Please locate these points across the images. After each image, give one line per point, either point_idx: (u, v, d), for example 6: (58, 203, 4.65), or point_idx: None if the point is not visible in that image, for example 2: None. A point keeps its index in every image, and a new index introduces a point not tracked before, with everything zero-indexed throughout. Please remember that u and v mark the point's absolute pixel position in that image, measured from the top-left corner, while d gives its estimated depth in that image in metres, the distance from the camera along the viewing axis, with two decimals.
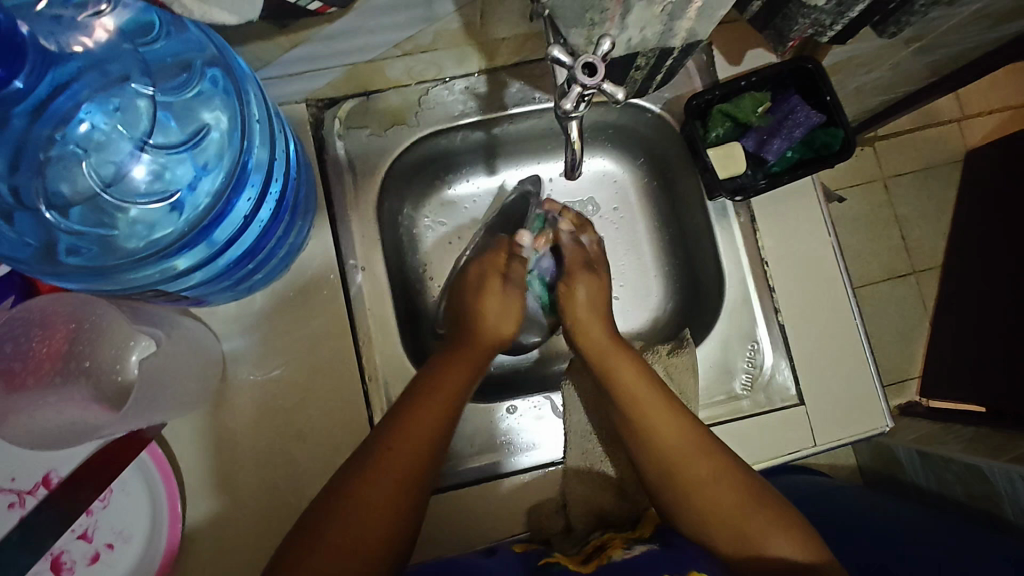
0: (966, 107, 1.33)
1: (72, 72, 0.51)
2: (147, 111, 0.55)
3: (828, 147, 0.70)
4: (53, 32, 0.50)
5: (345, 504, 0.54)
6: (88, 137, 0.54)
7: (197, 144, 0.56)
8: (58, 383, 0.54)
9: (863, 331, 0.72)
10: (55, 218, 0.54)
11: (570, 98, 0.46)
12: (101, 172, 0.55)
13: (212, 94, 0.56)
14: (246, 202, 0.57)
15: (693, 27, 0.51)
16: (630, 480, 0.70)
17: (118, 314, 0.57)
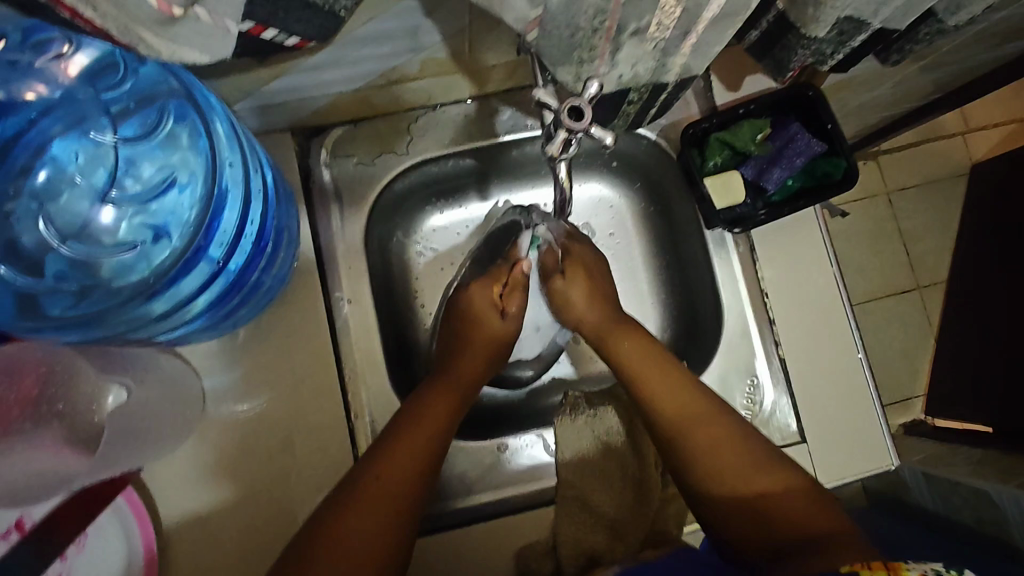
0: (971, 121, 1.30)
1: (32, 116, 0.51)
2: (110, 156, 0.56)
3: (830, 177, 0.68)
4: (7, 80, 0.47)
5: (341, 516, 0.52)
6: (48, 185, 0.54)
7: (166, 184, 0.56)
8: (27, 429, 0.52)
9: (867, 365, 0.69)
10: (7, 272, 0.52)
11: (556, 143, 0.45)
12: (62, 223, 0.55)
13: (178, 132, 0.56)
14: (221, 244, 0.56)
15: (688, 62, 0.49)
16: (624, 520, 0.67)
17: (84, 364, 0.56)
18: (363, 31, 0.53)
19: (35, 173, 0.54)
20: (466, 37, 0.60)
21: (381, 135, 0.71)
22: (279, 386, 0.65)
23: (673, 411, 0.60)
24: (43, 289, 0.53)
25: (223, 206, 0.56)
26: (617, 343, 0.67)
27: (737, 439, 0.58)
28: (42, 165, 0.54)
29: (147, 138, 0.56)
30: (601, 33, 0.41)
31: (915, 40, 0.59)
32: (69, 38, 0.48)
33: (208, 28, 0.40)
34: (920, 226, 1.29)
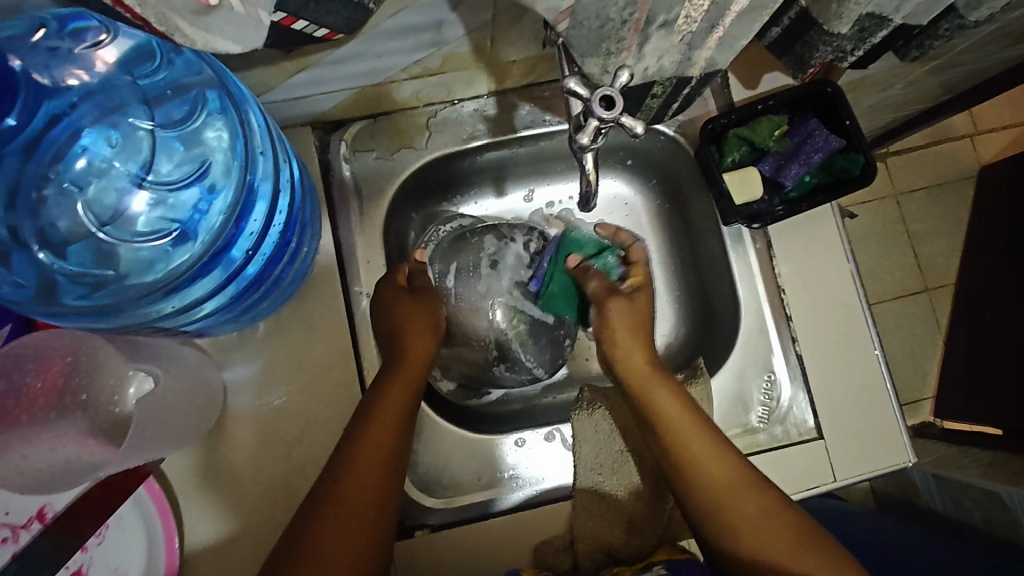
0: (979, 123, 1.30)
1: (70, 102, 0.51)
2: (147, 144, 0.55)
3: (848, 173, 0.68)
4: (48, 65, 0.48)
5: (313, 530, 0.52)
6: (84, 172, 0.54)
7: (196, 178, 0.56)
8: (52, 418, 0.53)
9: (884, 362, 0.70)
10: (48, 258, 0.53)
11: (586, 132, 0.44)
12: (96, 212, 0.55)
13: (210, 122, 0.55)
14: (250, 235, 0.57)
15: (713, 56, 0.49)
16: (641, 514, 0.67)
17: (113, 350, 0.56)
18: (389, 24, 0.53)
19: (70, 160, 0.53)
20: (488, 33, 0.60)
21: (401, 130, 0.71)
22: (299, 380, 0.65)
23: (690, 436, 0.60)
24: (69, 275, 0.54)
25: (250, 200, 0.56)
26: (648, 383, 0.64)
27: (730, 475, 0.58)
28: (74, 155, 0.53)
29: (175, 128, 0.55)
30: (630, 25, 0.42)
31: (934, 37, 0.59)
32: (107, 26, 0.48)
33: (242, 18, 0.41)
34: (929, 227, 1.29)
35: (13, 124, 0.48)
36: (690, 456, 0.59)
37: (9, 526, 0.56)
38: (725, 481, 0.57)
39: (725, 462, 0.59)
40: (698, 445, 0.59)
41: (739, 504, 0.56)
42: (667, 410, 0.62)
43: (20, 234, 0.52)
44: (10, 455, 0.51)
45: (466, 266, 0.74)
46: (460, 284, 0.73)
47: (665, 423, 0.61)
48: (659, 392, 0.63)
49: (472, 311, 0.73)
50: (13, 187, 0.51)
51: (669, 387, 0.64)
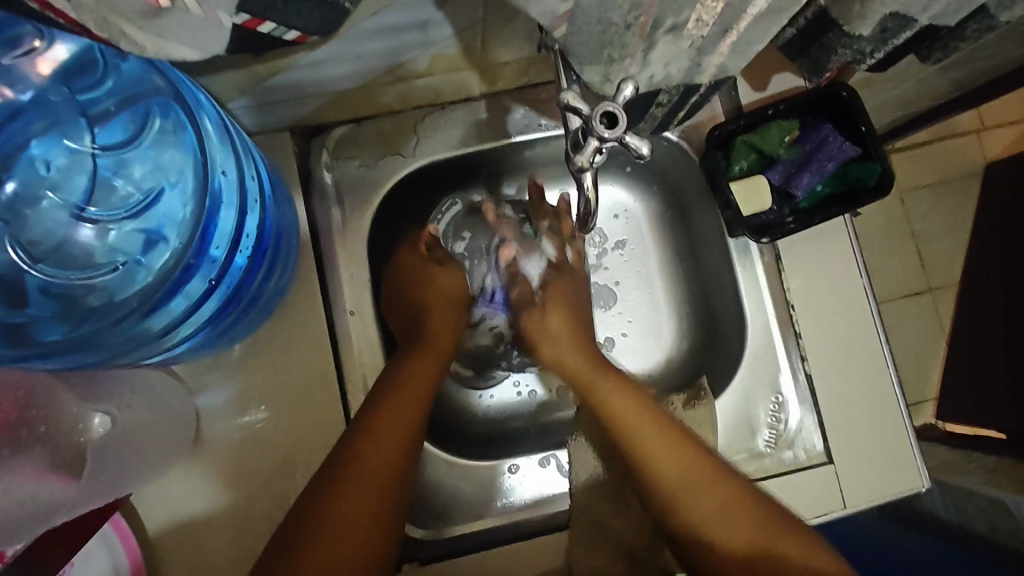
0: (987, 119, 1.26)
1: (3, 116, 0.47)
2: (90, 168, 0.52)
3: (863, 182, 0.64)
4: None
5: (323, 502, 0.49)
6: (18, 199, 0.50)
7: (148, 202, 0.53)
8: (6, 456, 0.47)
9: (897, 381, 0.66)
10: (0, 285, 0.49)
11: (586, 152, 0.41)
12: (36, 245, 0.51)
13: (164, 136, 0.52)
14: (217, 253, 0.52)
15: (725, 62, 0.45)
16: (642, 545, 0.63)
17: (65, 392, 0.52)
18: (369, 23, 0.49)
19: (3, 185, 0.50)
20: (478, 32, 0.56)
21: (386, 133, 0.67)
22: (279, 405, 0.61)
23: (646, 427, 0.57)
24: (22, 318, 0.49)
25: (215, 216, 0.52)
26: (598, 382, 0.61)
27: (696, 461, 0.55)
28: (14, 175, 0.50)
29: (126, 146, 0.52)
30: (634, 31, 0.37)
31: (961, 37, 0.54)
32: (39, 31, 0.44)
33: (198, 22, 0.36)
34: (937, 227, 1.25)
35: None
36: (650, 463, 0.56)
37: None
38: (688, 482, 0.54)
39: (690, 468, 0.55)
40: (661, 452, 0.56)
41: (694, 491, 0.54)
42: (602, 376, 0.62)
43: None
44: None
45: (482, 246, 0.75)
46: (473, 262, 0.75)
47: (646, 451, 0.56)
48: (609, 389, 0.61)
49: (487, 291, 0.74)
50: None
51: (621, 384, 0.61)
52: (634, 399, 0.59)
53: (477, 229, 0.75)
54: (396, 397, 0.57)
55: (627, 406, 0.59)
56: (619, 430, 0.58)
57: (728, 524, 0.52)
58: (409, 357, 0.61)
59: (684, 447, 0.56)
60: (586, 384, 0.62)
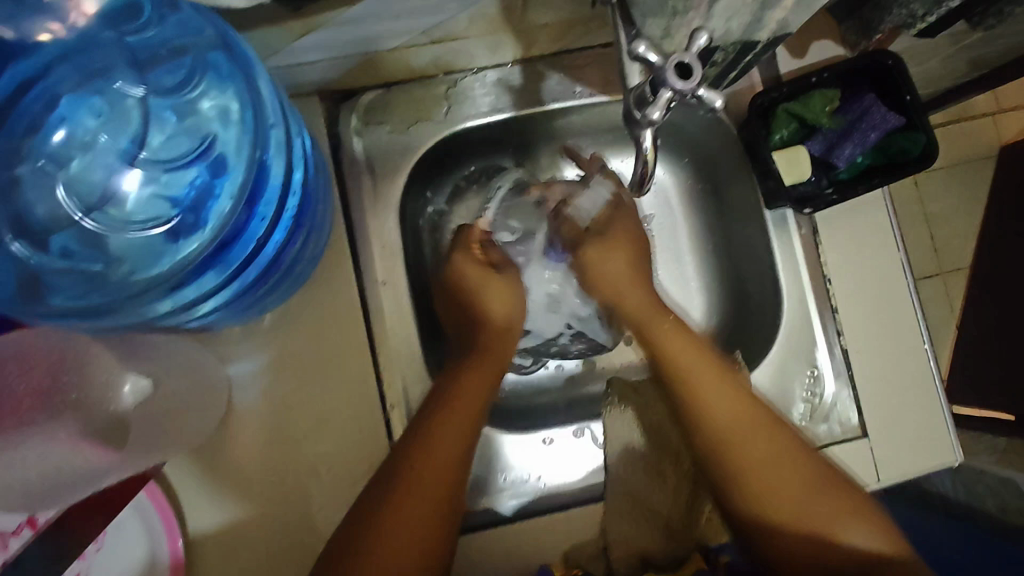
0: (1005, 101, 1.24)
1: (47, 61, 0.45)
2: (136, 115, 0.48)
3: (906, 154, 0.63)
4: (15, 16, 0.43)
5: (383, 509, 0.51)
6: (64, 146, 0.48)
7: (193, 157, 0.48)
8: (41, 420, 0.47)
9: (932, 356, 0.65)
10: (38, 241, 0.47)
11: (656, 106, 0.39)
12: (83, 193, 0.48)
13: (211, 92, 0.48)
14: (268, 211, 0.49)
15: (787, 17, 0.43)
16: (678, 516, 0.62)
17: (105, 349, 0.51)
18: None
19: (52, 131, 0.47)
20: None
21: (417, 100, 0.65)
22: (312, 376, 0.60)
23: (710, 398, 0.59)
24: (55, 276, 0.47)
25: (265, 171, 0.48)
26: (701, 387, 0.59)
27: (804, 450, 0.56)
28: (60, 117, 0.47)
29: (171, 94, 0.49)
30: None
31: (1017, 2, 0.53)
32: None
33: None
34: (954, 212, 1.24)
35: None
36: (746, 456, 0.56)
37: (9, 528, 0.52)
38: (795, 488, 0.55)
39: (791, 478, 0.55)
40: (758, 447, 0.56)
41: (780, 480, 0.55)
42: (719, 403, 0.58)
43: None
44: None
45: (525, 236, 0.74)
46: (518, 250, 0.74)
47: (714, 428, 0.58)
48: (707, 380, 0.59)
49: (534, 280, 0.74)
50: None
51: (679, 328, 0.64)
52: (770, 422, 0.57)
53: (515, 216, 0.74)
54: (455, 408, 0.56)
55: (713, 377, 0.59)
56: (712, 450, 0.58)
57: (815, 495, 0.54)
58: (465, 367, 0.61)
59: (774, 425, 0.57)
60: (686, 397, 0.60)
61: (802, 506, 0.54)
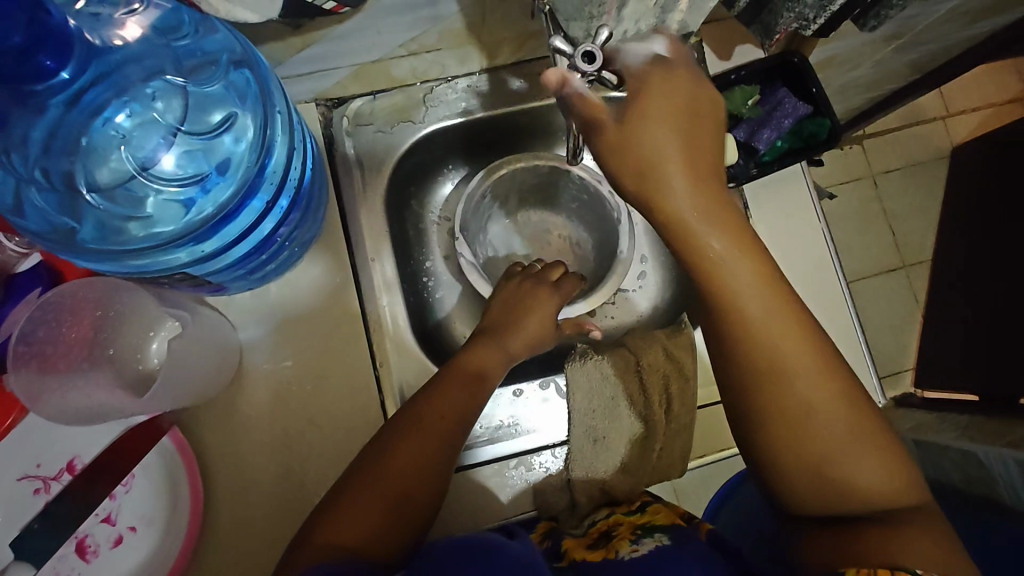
0: (950, 106, 1.36)
1: (114, 61, 0.53)
2: (180, 105, 0.56)
3: (816, 136, 0.75)
4: (93, 27, 0.51)
5: (355, 488, 0.57)
6: (125, 126, 0.56)
7: (217, 140, 0.57)
8: (85, 368, 0.58)
9: (854, 312, 0.75)
10: (91, 199, 0.55)
11: (569, 83, 0.49)
12: (136, 158, 0.56)
13: (237, 93, 0.56)
14: (269, 190, 0.57)
15: (684, 18, 0.57)
16: (632, 458, 0.71)
17: (141, 296, 0.59)
18: None
19: (114, 112, 0.55)
20: None
21: (400, 105, 0.75)
22: (310, 340, 0.70)
23: (762, 331, 0.53)
24: (98, 229, 0.55)
25: (269, 156, 0.57)
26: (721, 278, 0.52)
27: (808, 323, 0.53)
28: (126, 104, 0.55)
29: (205, 92, 0.57)
30: None
31: (888, 6, 0.65)
32: None
33: None
34: (908, 207, 1.34)
35: (68, 77, 0.47)
36: (776, 390, 0.52)
37: (41, 478, 0.61)
38: (831, 422, 0.51)
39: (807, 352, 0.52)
40: (785, 339, 0.52)
41: (786, 346, 0.52)
42: (742, 289, 0.52)
43: (50, 176, 0.54)
44: (46, 397, 0.54)
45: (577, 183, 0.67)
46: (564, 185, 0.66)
47: (754, 339, 0.53)
48: (731, 240, 0.52)
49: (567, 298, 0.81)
50: (53, 129, 0.53)
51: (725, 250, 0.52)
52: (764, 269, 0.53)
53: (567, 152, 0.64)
54: (436, 403, 0.62)
55: (760, 291, 0.53)
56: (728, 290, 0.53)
57: (849, 441, 0.51)
58: (451, 372, 0.66)
59: (768, 276, 0.53)
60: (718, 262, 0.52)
61: (831, 441, 0.51)
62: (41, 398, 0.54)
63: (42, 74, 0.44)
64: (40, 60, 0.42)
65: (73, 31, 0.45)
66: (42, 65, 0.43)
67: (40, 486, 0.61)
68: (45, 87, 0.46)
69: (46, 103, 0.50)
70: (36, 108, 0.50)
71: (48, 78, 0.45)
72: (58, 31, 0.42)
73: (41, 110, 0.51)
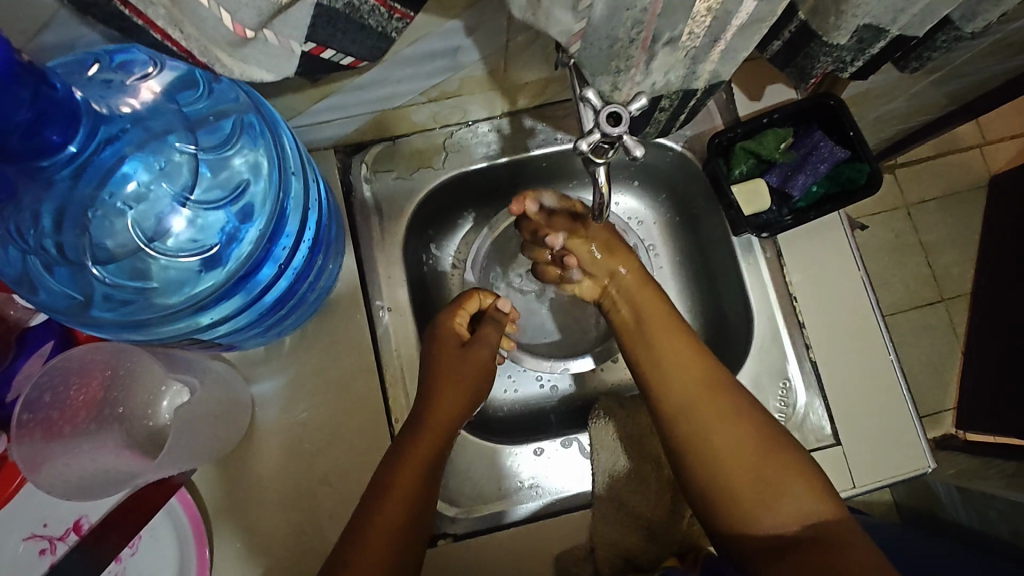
0: (988, 133, 1.30)
1: (121, 128, 0.50)
2: (188, 166, 0.54)
3: (855, 182, 0.70)
4: (103, 96, 0.49)
5: (379, 502, 0.58)
6: (133, 194, 0.53)
7: (236, 197, 0.56)
8: (93, 430, 0.57)
9: (898, 366, 0.71)
10: (98, 271, 0.53)
11: (587, 137, 0.49)
12: (144, 227, 0.54)
13: (250, 145, 0.56)
14: (294, 226, 0.58)
15: (717, 69, 0.52)
16: (659, 521, 0.67)
17: (151, 362, 0.59)
18: (410, 50, 0.56)
19: (123, 182, 0.52)
20: (502, 57, 0.62)
21: (418, 152, 0.74)
22: (326, 393, 0.67)
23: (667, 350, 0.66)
24: (113, 296, 0.53)
25: (287, 192, 0.57)
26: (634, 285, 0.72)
27: (710, 378, 0.63)
28: (130, 170, 0.52)
29: (216, 152, 0.55)
30: (638, 43, 0.44)
31: (933, 48, 0.61)
32: (153, 58, 0.50)
33: (275, 49, 0.42)
34: (944, 238, 1.28)
35: (75, 151, 0.46)
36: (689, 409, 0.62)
37: (47, 538, 0.58)
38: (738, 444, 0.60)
39: (739, 430, 0.60)
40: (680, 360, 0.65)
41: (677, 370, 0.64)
42: (689, 394, 0.63)
43: (65, 251, 0.51)
44: (52, 464, 0.53)
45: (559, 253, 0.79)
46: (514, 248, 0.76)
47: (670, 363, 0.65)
48: (683, 353, 0.65)
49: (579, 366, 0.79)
50: (65, 205, 0.50)
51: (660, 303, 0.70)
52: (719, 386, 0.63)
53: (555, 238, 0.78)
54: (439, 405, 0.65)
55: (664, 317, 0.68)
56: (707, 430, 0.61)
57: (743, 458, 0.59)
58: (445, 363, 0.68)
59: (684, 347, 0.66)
60: (679, 375, 0.64)
61: (731, 451, 0.60)
62: (39, 467, 0.52)
63: (48, 150, 0.43)
64: (47, 135, 0.42)
65: (79, 102, 0.44)
66: (49, 140, 0.42)
67: (45, 547, 0.58)
68: (52, 164, 0.45)
69: (53, 178, 0.47)
70: (42, 182, 0.47)
71: (53, 153, 0.44)
72: (65, 103, 0.42)
73: (48, 186, 0.48)
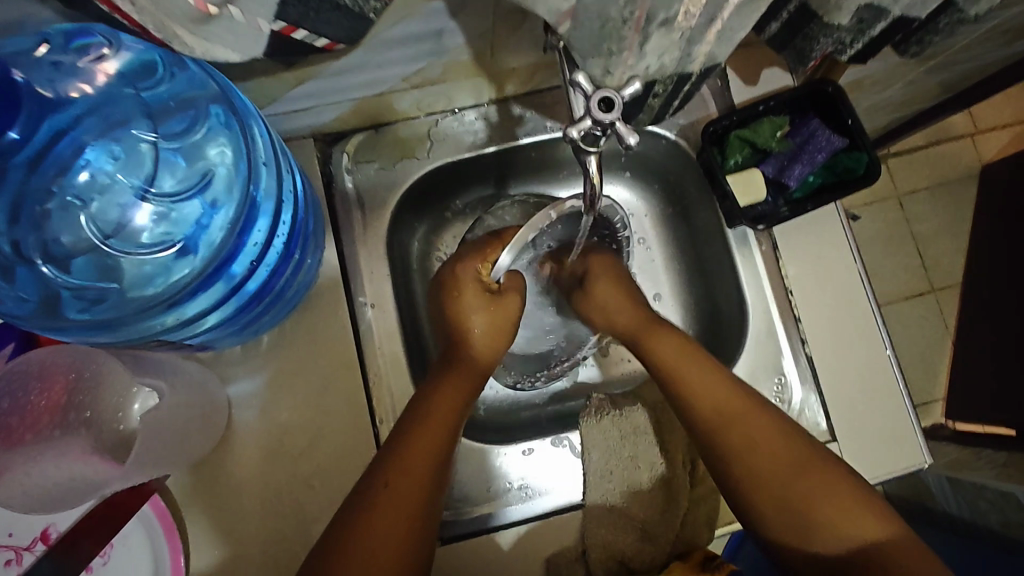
0: (980, 122, 1.29)
1: (72, 116, 0.48)
2: (149, 154, 0.52)
3: (852, 172, 0.68)
4: (51, 79, 0.45)
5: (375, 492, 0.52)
6: (89, 185, 0.51)
7: (203, 188, 0.53)
8: (57, 435, 0.53)
9: (896, 362, 0.69)
10: (51, 271, 0.50)
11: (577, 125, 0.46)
12: (102, 222, 0.51)
13: (217, 131, 0.52)
14: (268, 218, 0.54)
15: (713, 51, 0.49)
16: (654, 522, 0.65)
17: (118, 365, 0.56)
18: (391, 32, 0.53)
19: (76, 172, 0.50)
20: (488, 40, 0.59)
21: (401, 140, 0.71)
22: (306, 394, 0.64)
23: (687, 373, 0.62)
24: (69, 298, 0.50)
25: (258, 183, 0.54)
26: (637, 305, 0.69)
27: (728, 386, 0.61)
28: (85, 162, 0.50)
29: (179, 142, 0.52)
30: (631, 24, 0.41)
31: (935, 31, 0.59)
32: (110, 39, 0.46)
33: (241, 27, 0.39)
34: (936, 229, 1.26)
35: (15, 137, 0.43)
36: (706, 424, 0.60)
37: (13, 548, 0.56)
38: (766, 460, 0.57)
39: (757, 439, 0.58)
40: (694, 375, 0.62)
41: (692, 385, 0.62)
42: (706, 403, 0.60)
43: (20, 249, 0.49)
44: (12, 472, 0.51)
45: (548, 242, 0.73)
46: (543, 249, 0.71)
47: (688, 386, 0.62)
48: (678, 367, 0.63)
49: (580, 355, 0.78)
50: (16, 199, 0.48)
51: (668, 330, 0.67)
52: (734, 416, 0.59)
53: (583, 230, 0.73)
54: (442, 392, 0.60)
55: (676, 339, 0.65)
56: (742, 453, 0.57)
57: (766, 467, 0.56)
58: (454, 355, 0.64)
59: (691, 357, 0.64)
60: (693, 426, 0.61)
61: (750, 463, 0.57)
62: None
63: None
64: None
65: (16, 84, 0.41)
66: None
67: (12, 557, 0.56)
68: None
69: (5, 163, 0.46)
70: None
71: None
72: None
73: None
